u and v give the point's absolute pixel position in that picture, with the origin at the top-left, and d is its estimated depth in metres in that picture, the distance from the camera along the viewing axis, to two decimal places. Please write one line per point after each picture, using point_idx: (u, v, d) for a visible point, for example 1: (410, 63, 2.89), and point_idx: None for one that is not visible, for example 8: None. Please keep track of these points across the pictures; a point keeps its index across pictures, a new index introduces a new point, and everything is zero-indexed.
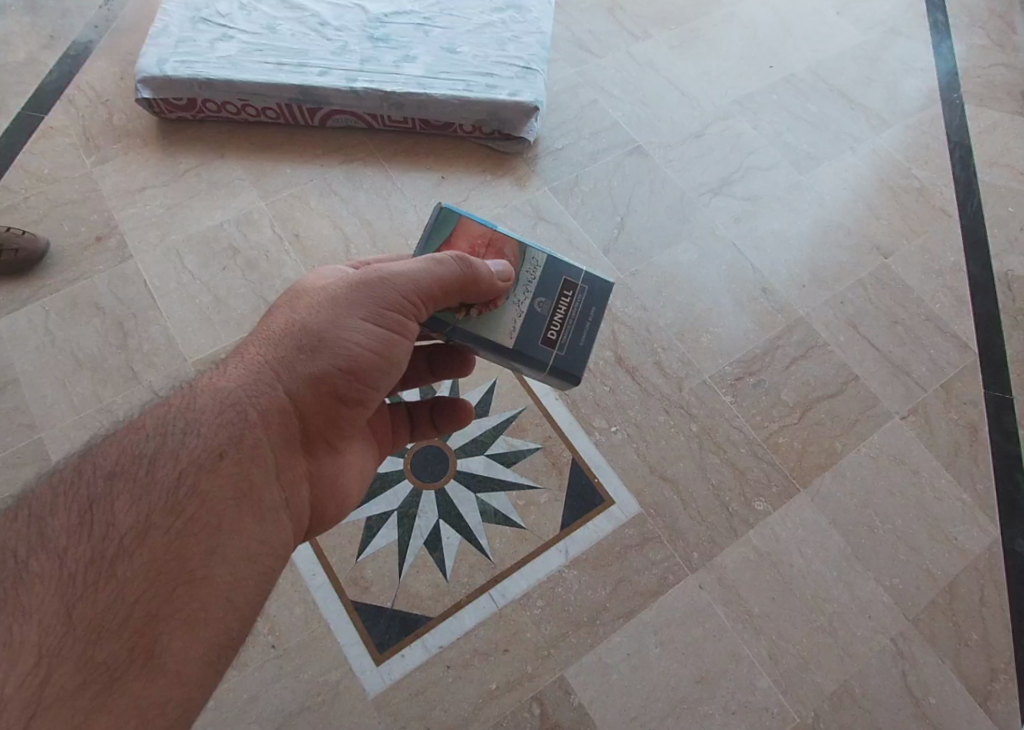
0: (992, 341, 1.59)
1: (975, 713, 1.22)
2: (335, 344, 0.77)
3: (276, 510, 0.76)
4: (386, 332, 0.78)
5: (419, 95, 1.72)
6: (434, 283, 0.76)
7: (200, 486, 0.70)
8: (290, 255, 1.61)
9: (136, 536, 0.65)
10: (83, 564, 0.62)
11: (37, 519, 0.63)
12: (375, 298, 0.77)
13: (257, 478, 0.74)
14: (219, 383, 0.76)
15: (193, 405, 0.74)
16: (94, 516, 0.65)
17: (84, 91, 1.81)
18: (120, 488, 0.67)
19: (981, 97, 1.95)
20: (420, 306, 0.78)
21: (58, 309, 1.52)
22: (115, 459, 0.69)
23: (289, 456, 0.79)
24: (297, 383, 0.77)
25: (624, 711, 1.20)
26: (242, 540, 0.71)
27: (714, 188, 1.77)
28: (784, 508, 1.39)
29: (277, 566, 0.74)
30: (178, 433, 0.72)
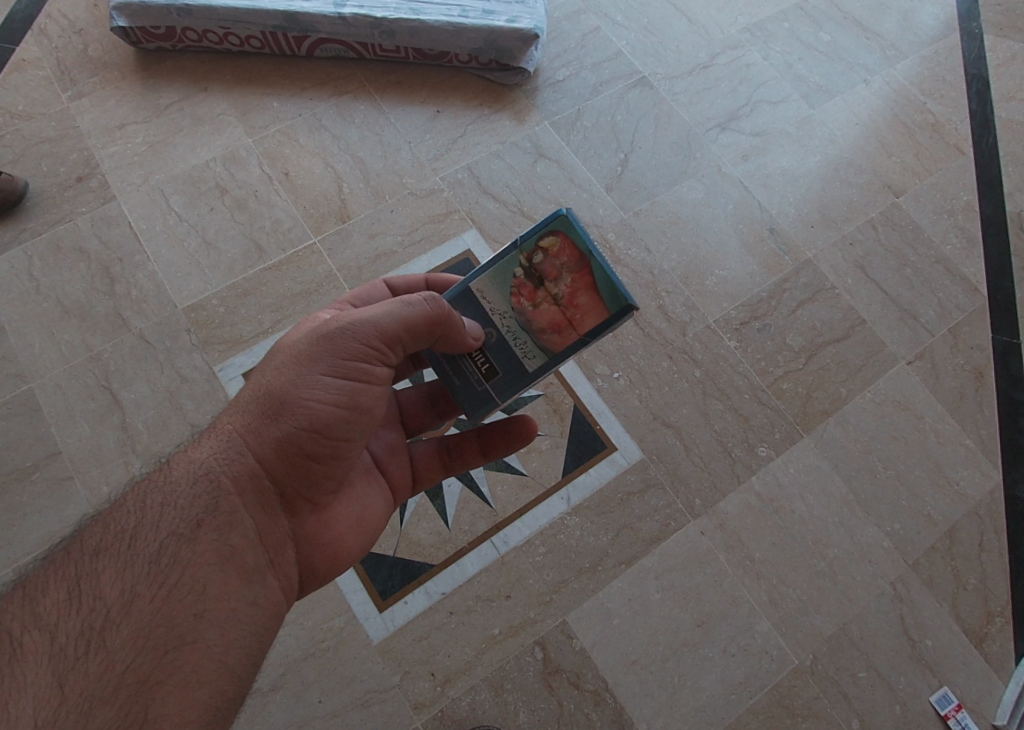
0: (1004, 284, 1.55)
1: (969, 654, 1.24)
2: (297, 404, 0.76)
3: (261, 570, 0.74)
4: (350, 382, 0.78)
5: (412, 22, 1.62)
6: (398, 324, 0.77)
7: (181, 553, 0.68)
8: (280, 194, 1.55)
9: (123, 605, 0.62)
10: (74, 637, 0.59)
11: (28, 598, 0.61)
12: (335, 348, 0.77)
13: (238, 542, 0.72)
14: (194, 455, 0.75)
15: (169, 477, 0.73)
16: (81, 590, 0.63)
17: (56, 19, 1.70)
18: (105, 562, 0.65)
19: (1001, 25, 1.85)
20: (385, 348, 0.78)
21: (41, 254, 1.46)
22: (100, 535, 0.67)
23: (269, 519, 0.78)
24: (266, 447, 0.77)
25: (626, 654, 1.21)
26: (229, 604, 0.68)
27: (722, 123, 1.69)
28: (787, 453, 1.37)
29: (267, 627, 0.72)
30: (159, 505, 0.70)
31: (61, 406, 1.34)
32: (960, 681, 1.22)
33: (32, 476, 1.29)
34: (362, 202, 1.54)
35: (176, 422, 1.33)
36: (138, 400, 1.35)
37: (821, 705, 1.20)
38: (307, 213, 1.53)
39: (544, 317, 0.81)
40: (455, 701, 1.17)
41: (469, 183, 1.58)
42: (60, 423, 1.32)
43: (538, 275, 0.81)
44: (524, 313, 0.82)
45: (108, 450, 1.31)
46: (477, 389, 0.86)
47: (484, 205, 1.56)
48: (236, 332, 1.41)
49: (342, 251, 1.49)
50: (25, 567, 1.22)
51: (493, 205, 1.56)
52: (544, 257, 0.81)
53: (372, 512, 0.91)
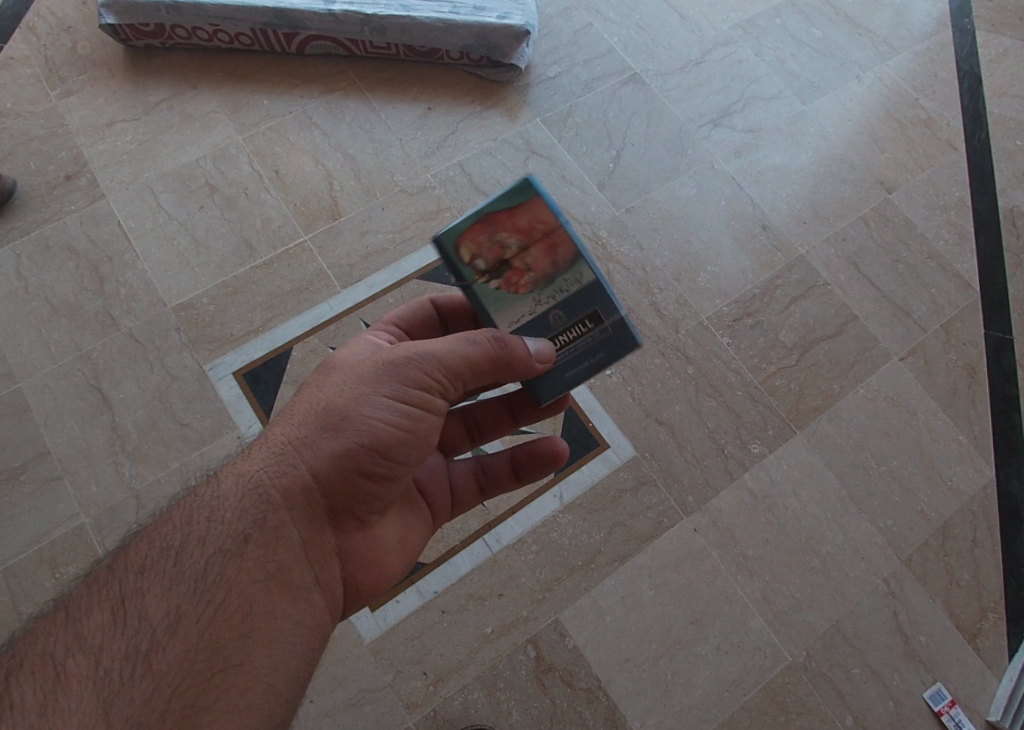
0: (995, 279, 1.55)
1: (963, 650, 1.24)
2: (355, 424, 0.74)
3: (308, 589, 0.73)
4: (409, 406, 0.75)
5: (402, 18, 1.62)
6: (461, 359, 0.74)
7: (226, 572, 0.67)
8: (270, 191, 1.54)
9: (169, 626, 0.62)
10: (118, 661, 0.58)
11: (71, 620, 0.60)
12: (398, 371, 0.75)
13: (284, 561, 0.71)
14: (243, 469, 0.73)
15: (216, 491, 0.72)
16: (126, 611, 0.62)
17: (44, 17, 1.69)
18: (150, 581, 0.64)
19: (992, 21, 1.84)
20: (448, 378, 0.75)
21: (29, 253, 1.45)
22: (145, 552, 0.66)
23: (315, 534, 0.76)
24: (318, 464, 0.74)
25: (619, 652, 1.21)
26: (275, 625, 0.68)
27: (714, 119, 1.68)
28: (780, 450, 1.37)
29: (315, 648, 0.72)
30: (204, 520, 0.69)
31: (49, 406, 1.33)
32: (953, 676, 1.23)
33: (21, 476, 1.28)
34: (353, 200, 1.54)
35: (166, 422, 1.32)
36: (128, 400, 1.34)
37: (815, 702, 1.20)
38: (297, 210, 1.52)
39: (540, 258, 0.78)
40: (447, 700, 1.16)
41: (461, 180, 1.57)
42: (49, 422, 1.32)
43: (499, 263, 0.78)
44: (536, 276, 0.78)
45: (97, 450, 1.30)
46: (608, 334, 0.79)
47: (475, 202, 1.55)
48: (226, 330, 1.40)
49: (332, 249, 1.49)
50: (14, 568, 1.21)
51: (484, 201, 1.55)
52: (481, 256, 0.78)
53: (413, 537, 0.89)
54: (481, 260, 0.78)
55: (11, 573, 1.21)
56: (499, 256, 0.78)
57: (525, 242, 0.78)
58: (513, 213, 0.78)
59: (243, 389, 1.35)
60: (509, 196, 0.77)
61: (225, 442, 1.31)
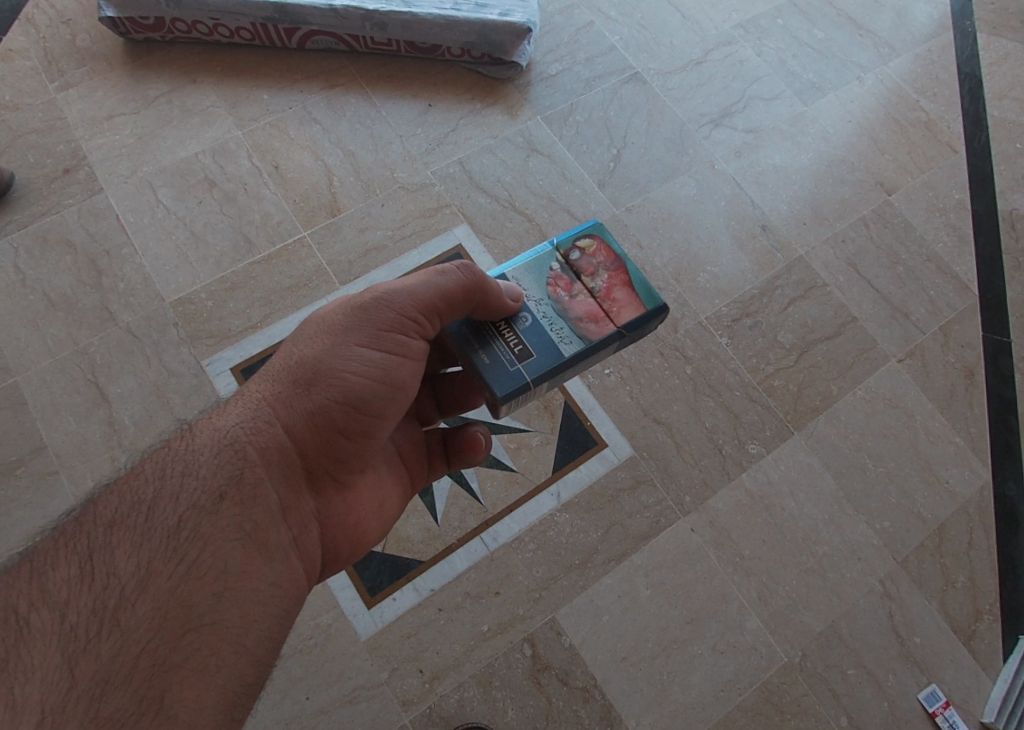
0: (994, 282, 1.55)
1: (957, 651, 1.25)
2: (330, 374, 0.75)
3: (285, 550, 0.72)
4: (384, 354, 0.76)
5: (403, 14, 1.61)
6: (434, 295, 0.77)
7: (201, 528, 0.66)
8: (269, 187, 1.53)
9: (138, 583, 0.61)
10: (85, 617, 0.58)
11: (38, 573, 0.60)
12: (370, 318, 0.76)
13: (262, 518, 0.70)
14: (217, 423, 0.73)
15: (192, 445, 0.71)
16: (94, 566, 0.61)
17: (44, 10, 1.68)
18: (120, 537, 0.64)
19: (994, 24, 1.84)
20: (422, 318, 0.78)
21: (27, 246, 1.45)
22: (115, 507, 0.66)
23: (293, 494, 0.76)
24: (294, 418, 0.74)
25: (616, 650, 1.21)
26: (249, 584, 0.67)
27: (715, 119, 1.68)
28: (778, 451, 1.37)
29: (290, 610, 0.70)
30: (178, 474, 0.69)
31: (46, 400, 1.32)
32: (948, 678, 1.23)
33: (17, 470, 1.27)
34: (353, 196, 1.53)
35: (163, 417, 1.32)
36: (125, 395, 1.33)
37: (810, 702, 1.20)
38: (296, 206, 1.51)
39: (580, 306, 0.82)
40: (443, 697, 1.16)
41: (461, 178, 1.57)
42: (46, 417, 1.31)
43: (574, 270, 0.84)
44: (562, 302, 0.82)
45: (93, 445, 1.29)
46: (507, 369, 0.78)
47: (476, 200, 1.55)
48: (224, 326, 1.40)
49: (332, 245, 1.48)
50: None
51: (484, 199, 1.55)
52: (582, 256, 0.85)
53: (392, 501, 0.89)
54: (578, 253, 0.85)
55: None
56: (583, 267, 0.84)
57: (594, 296, 0.83)
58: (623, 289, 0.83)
59: (241, 385, 1.35)
60: (639, 283, 0.83)
61: None
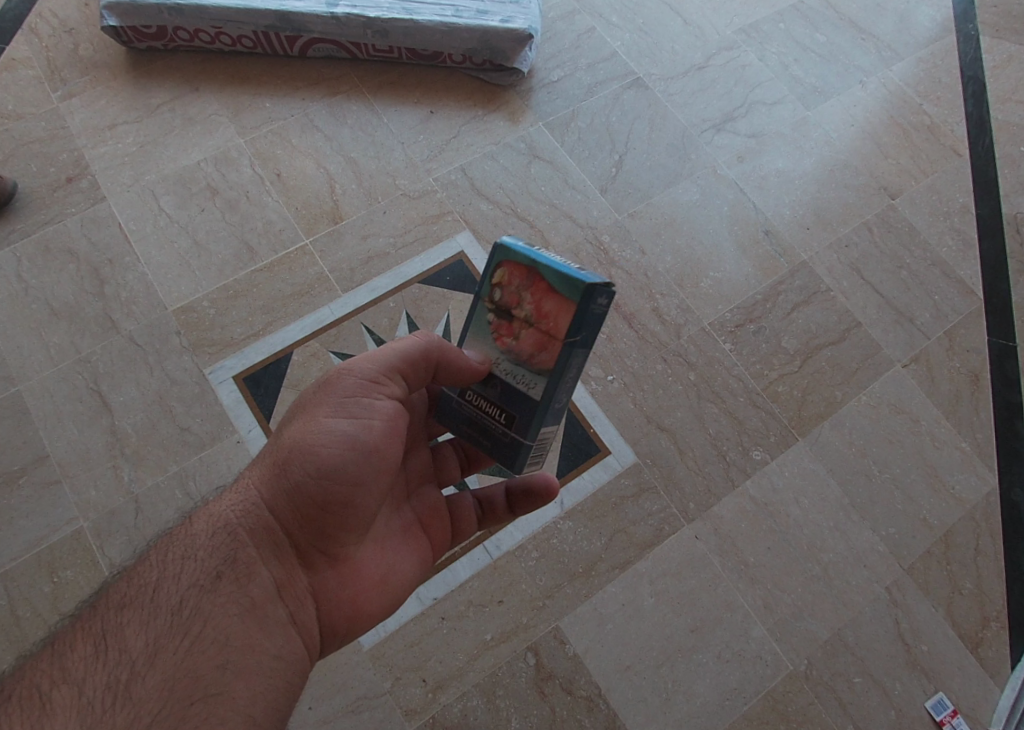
0: (999, 286, 1.54)
1: (965, 659, 1.23)
2: (303, 451, 0.75)
3: (282, 624, 0.73)
4: (355, 424, 0.76)
5: (405, 22, 1.61)
6: (397, 358, 0.79)
7: (202, 605, 0.69)
8: (271, 194, 1.53)
9: (149, 657, 0.63)
10: (99, 690, 0.60)
11: (57, 654, 0.62)
12: (338, 390, 0.77)
13: (258, 594, 0.72)
14: (213, 510, 0.77)
15: (189, 531, 0.75)
16: (107, 644, 0.63)
17: (47, 19, 1.68)
18: (130, 616, 0.66)
19: (996, 27, 1.84)
20: (388, 381, 0.79)
21: (30, 255, 1.45)
22: (124, 589, 0.68)
23: (287, 573, 0.76)
24: (275, 496, 0.76)
25: (619, 659, 1.20)
26: (252, 658, 0.68)
27: (717, 124, 1.68)
28: (782, 457, 1.37)
29: (292, 682, 0.71)
30: (179, 556, 0.72)
31: (49, 409, 1.32)
32: (956, 687, 1.22)
33: (20, 480, 1.27)
34: (355, 203, 1.53)
35: (165, 425, 1.32)
36: (127, 403, 1.33)
37: (815, 711, 1.19)
38: (298, 214, 1.52)
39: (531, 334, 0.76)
40: (446, 707, 1.16)
41: (463, 184, 1.57)
42: (48, 426, 1.31)
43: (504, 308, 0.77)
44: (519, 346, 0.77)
45: (96, 454, 1.29)
46: (505, 441, 0.79)
47: (477, 206, 1.55)
48: (226, 334, 1.40)
49: (334, 252, 1.48)
50: (13, 572, 1.21)
51: (486, 206, 1.55)
52: (502, 291, 0.77)
53: (401, 574, 0.84)
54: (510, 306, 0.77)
55: (9, 577, 1.21)
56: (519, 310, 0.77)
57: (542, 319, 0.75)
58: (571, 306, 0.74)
59: (243, 393, 1.35)
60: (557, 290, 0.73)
61: (225, 447, 1.31)
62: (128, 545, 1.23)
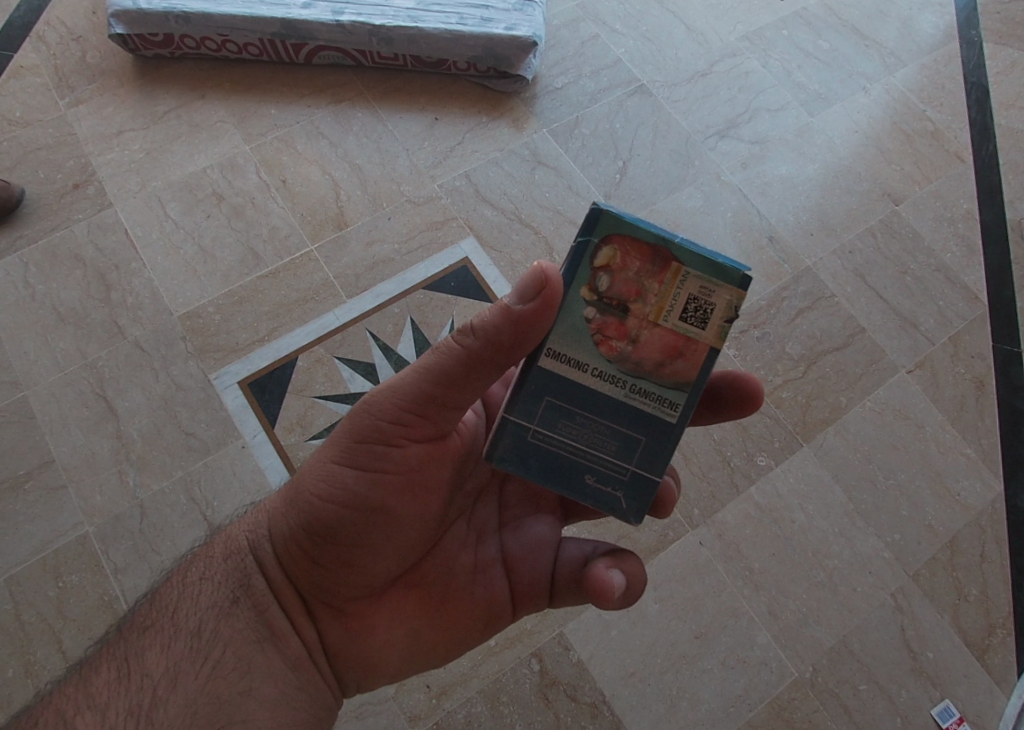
0: (1004, 292, 1.54)
1: (971, 667, 1.23)
2: (304, 497, 0.74)
3: (299, 657, 0.74)
4: (357, 474, 0.72)
5: (410, 29, 1.62)
6: (412, 388, 0.70)
7: (221, 630, 0.72)
8: (277, 200, 1.54)
9: (170, 682, 0.67)
10: (122, 716, 0.64)
11: (83, 679, 0.67)
12: (346, 428, 0.73)
13: (277, 626, 0.74)
14: (232, 534, 0.80)
15: (208, 555, 0.79)
16: (129, 668, 0.67)
17: (55, 27, 1.70)
18: (151, 640, 0.70)
19: (999, 34, 1.84)
20: (407, 415, 0.71)
21: (37, 261, 1.46)
22: (146, 614, 0.73)
23: (295, 614, 0.76)
24: (280, 537, 0.76)
25: (623, 666, 1.20)
26: (275, 687, 0.71)
27: (721, 131, 1.68)
28: (787, 463, 1.36)
29: (314, 716, 0.73)
30: (196, 581, 0.76)
31: (55, 415, 1.33)
32: (962, 694, 1.21)
33: (25, 485, 1.28)
34: (360, 210, 1.54)
35: (171, 431, 1.32)
36: (133, 409, 1.34)
37: (820, 718, 1.19)
38: (303, 220, 1.52)
39: (654, 348, 0.69)
40: (451, 712, 1.16)
41: (467, 190, 1.57)
42: (54, 431, 1.32)
43: (617, 305, 0.69)
44: (627, 357, 0.69)
45: (102, 459, 1.30)
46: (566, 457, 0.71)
47: (482, 212, 1.55)
48: (232, 339, 1.40)
49: (339, 258, 1.49)
50: (19, 576, 1.22)
51: (490, 212, 1.55)
52: (619, 285, 0.69)
53: (424, 635, 0.78)
54: (688, 368, 0.69)
55: (15, 582, 1.21)
56: (686, 357, 0.69)
57: (658, 323, 0.69)
58: (674, 278, 0.68)
59: (248, 398, 1.35)
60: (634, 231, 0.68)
61: (229, 452, 1.31)
62: (134, 550, 1.24)
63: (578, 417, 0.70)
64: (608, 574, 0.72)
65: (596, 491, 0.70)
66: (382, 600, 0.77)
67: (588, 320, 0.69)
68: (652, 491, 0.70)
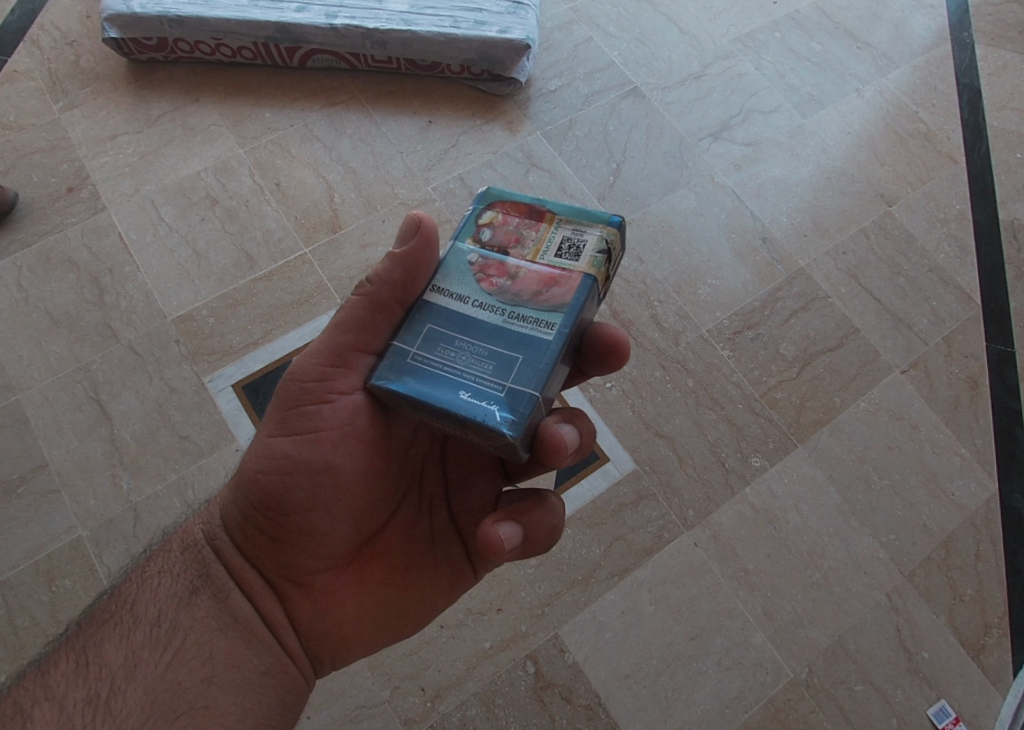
0: (997, 292, 1.54)
1: (967, 666, 1.23)
2: (250, 475, 0.72)
3: (265, 639, 0.73)
4: (296, 440, 0.70)
5: (403, 32, 1.62)
6: (334, 344, 0.70)
7: (182, 618, 0.71)
8: (271, 204, 1.54)
9: (129, 671, 0.66)
10: (80, 706, 0.63)
11: (42, 672, 0.65)
12: (280, 399, 0.72)
13: (240, 610, 0.73)
14: (189, 530, 0.78)
15: (167, 550, 0.77)
16: (88, 659, 0.66)
17: (49, 31, 1.70)
18: (110, 632, 0.68)
19: (992, 36, 1.85)
20: (329, 369, 0.70)
21: (31, 265, 1.46)
22: (107, 607, 0.71)
23: (258, 595, 0.74)
24: (236, 519, 0.75)
25: (618, 668, 1.20)
26: (239, 671, 0.70)
27: (714, 132, 1.69)
28: (781, 463, 1.36)
29: (282, 699, 0.72)
30: (156, 573, 0.74)
31: (48, 419, 1.32)
32: (958, 695, 1.21)
33: (18, 489, 1.28)
34: (353, 213, 1.54)
35: (165, 434, 1.32)
36: (126, 412, 1.34)
37: (816, 719, 1.18)
38: (297, 223, 1.52)
39: (531, 279, 0.66)
40: (445, 716, 1.15)
41: (461, 192, 1.58)
42: (47, 435, 1.31)
43: (496, 248, 0.69)
44: (506, 289, 0.66)
45: (95, 463, 1.30)
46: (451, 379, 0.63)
47: None
48: (225, 342, 1.40)
49: (333, 261, 1.49)
50: (11, 581, 1.21)
51: None
52: (498, 234, 0.70)
53: (391, 603, 0.78)
54: (565, 294, 0.65)
55: (8, 587, 1.21)
56: (561, 284, 0.65)
57: (535, 261, 0.67)
58: (549, 225, 0.70)
59: (242, 401, 1.35)
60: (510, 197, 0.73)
61: (223, 455, 1.31)
62: (127, 553, 1.23)
63: (458, 342, 0.65)
64: (494, 528, 0.68)
65: (468, 405, 0.61)
66: (345, 571, 0.76)
67: (471, 264, 0.68)
68: (528, 405, 0.61)
